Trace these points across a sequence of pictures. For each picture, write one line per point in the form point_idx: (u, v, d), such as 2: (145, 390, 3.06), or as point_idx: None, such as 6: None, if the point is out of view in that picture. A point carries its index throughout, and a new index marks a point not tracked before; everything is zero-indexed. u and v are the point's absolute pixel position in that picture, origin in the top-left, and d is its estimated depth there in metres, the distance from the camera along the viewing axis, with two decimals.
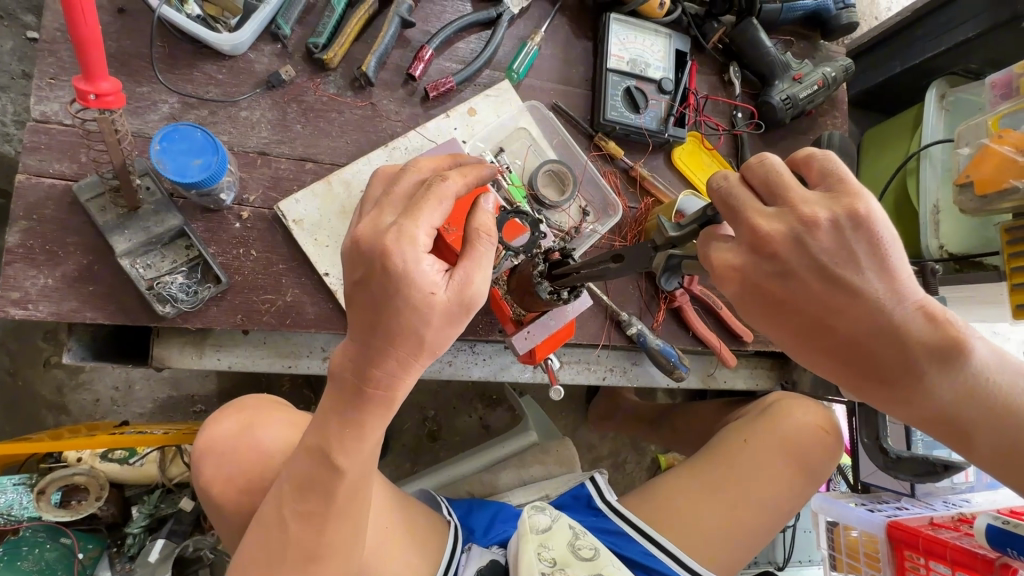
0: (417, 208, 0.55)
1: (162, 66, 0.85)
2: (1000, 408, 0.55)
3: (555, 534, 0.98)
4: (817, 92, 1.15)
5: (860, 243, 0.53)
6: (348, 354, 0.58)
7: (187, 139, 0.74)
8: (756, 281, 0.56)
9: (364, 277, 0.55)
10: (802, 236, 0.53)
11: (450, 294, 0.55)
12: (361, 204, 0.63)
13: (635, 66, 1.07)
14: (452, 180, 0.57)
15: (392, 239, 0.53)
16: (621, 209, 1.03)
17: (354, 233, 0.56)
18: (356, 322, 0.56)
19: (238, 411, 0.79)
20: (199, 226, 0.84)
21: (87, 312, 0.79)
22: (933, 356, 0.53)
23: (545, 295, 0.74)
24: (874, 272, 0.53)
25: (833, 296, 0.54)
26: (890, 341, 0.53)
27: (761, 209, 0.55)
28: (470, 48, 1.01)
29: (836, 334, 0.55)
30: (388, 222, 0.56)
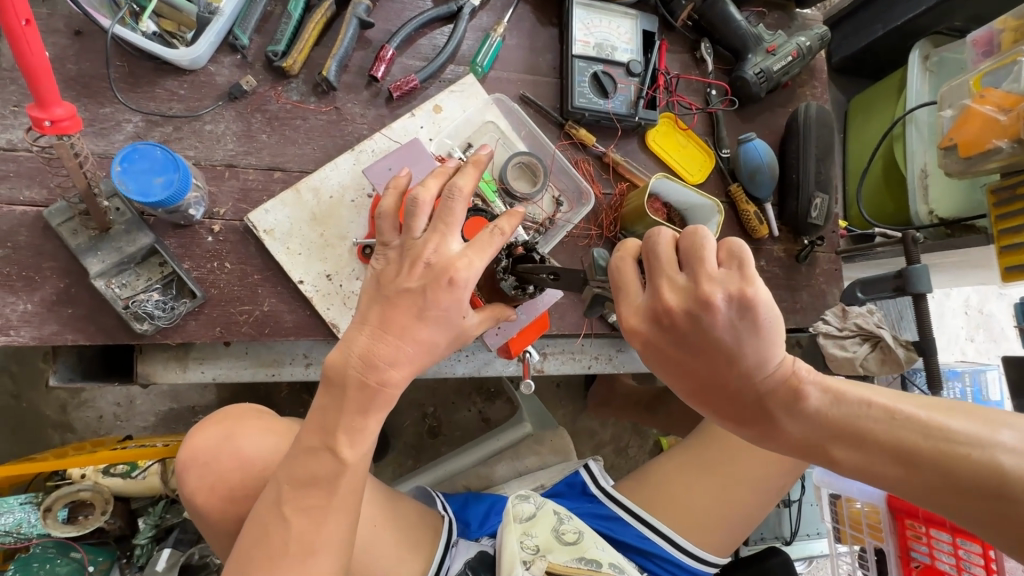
0: (485, 246, 0.62)
1: (123, 85, 0.86)
2: (866, 449, 0.55)
3: (540, 521, 1.04)
4: (791, 64, 1.13)
5: (731, 314, 0.56)
6: (369, 334, 0.62)
7: (147, 158, 0.73)
8: (650, 340, 0.61)
9: (420, 287, 0.61)
10: (693, 309, 0.57)
11: (471, 326, 0.66)
12: (412, 200, 0.64)
13: (601, 50, 1.05)
14: (510, 231, 0.64)
15: (460, 268, 0.61)
16: (593, 197, 1.01)
17: (424, 249, 0.62)
18: (396, 319, 0.61)
19: (218, 422, 0.79)
20: (173, 242, 0.85)
21: (68, 335, 0.80)
22: (785, 405, 0.57)
23: (509, 289, 0.72)
24: (742, 331, 0.56)
25: (692, 353, 0.59)
26: (744, 388, 0.59)
27: (670, 279, 0.59)
28: (433, 44, 1.00)
29: (706, 383, 0.60)
30: (454, 248, 0.63)
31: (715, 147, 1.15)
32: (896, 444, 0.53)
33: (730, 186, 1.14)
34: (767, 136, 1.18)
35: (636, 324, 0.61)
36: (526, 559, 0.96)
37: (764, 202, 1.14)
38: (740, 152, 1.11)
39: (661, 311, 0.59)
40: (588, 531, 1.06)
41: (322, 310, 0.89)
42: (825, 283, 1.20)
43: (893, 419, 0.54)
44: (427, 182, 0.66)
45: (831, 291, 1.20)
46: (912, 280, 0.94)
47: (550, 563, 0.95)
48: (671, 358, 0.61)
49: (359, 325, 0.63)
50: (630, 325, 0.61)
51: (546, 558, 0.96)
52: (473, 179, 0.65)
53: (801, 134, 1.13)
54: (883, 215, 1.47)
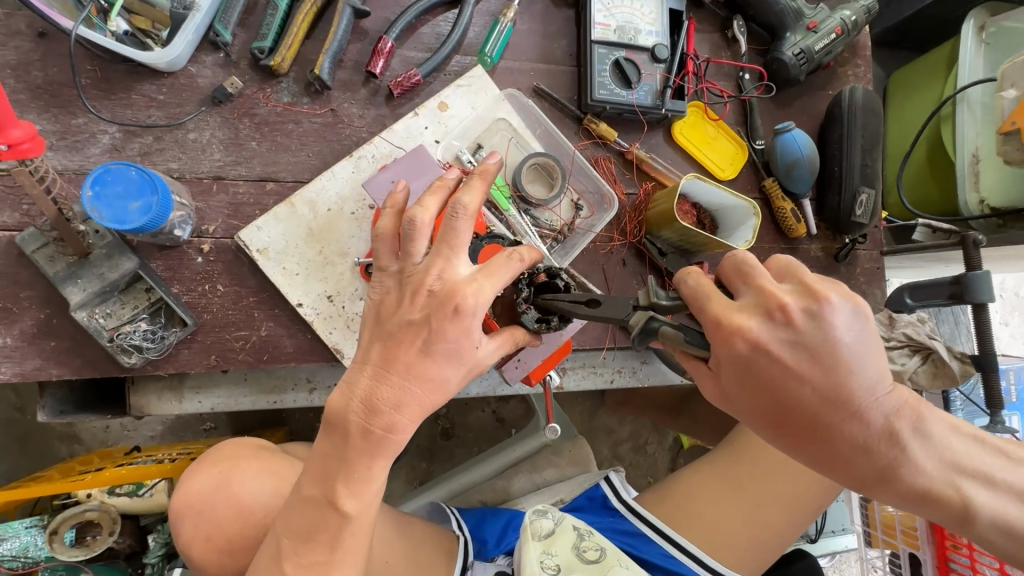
0: (495, 269, 0.53)
1: (94, 92, 0.77)
2: (964, 474, 0.54)
3: (560, 537, 0.98)
4: (835, 42, 1.02)
5: (857, 327, 0.50)
6: (371, 375, 0.53)
7: (121, 179, 0.66)
8: (766, 350, 0.51)
9: (424, 318, 0.51)
10: (815, 315, 0.50)
11: (484, 355, 0.55)
12: (408, 223, 0.53)
13: (623, 33, 0.95)
14: (528, 258, 0.55)
15: (467, 294, 0.51)
16: (616, 201, 0.92)
17: (427, 276, 0.52)
18: (401, 356, 0.52)
19: (213, 464, 0.73)
20: (159, 265, 0.78)
21: (51, 369, 0.75)
22: (907, 428, 0.52)
23: (531, 322, 0.63)
24: (868, 346, 0.51)
25: (820, 370, 0.50)
26: (869, 412, 0.51)
27: (779, 288, 0.52)
28: (436, 32, 0.91)
29: (829, 409, 0.51)
30: (463, 274, 0.52)
31: (749, 138, 1.04)
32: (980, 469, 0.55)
33: (764, 181, 1.04)
34: (805, 124, 1.07)
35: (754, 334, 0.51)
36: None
37: (802, 198, 1.04)
38: (778, 144, 1.01)
39: (780, 316, 0.51)
40: (611, 546, 1.01)
41: (325, 334, 0.82)
42: (866, 284, 1.11)
43: (974, 440, 0.56)
44: (425, 202, 0.54)
45: (872, 292, 1.11)
46: (971, 287, 0.85)
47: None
48: (790, 378, 0.51)
49: (357, 367, 0.54)
50: (732, 324, 0.51)
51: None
52: (479, 195, 0.54)
53: (844, 120, 1.02)
54: (927, 202, 1.35)
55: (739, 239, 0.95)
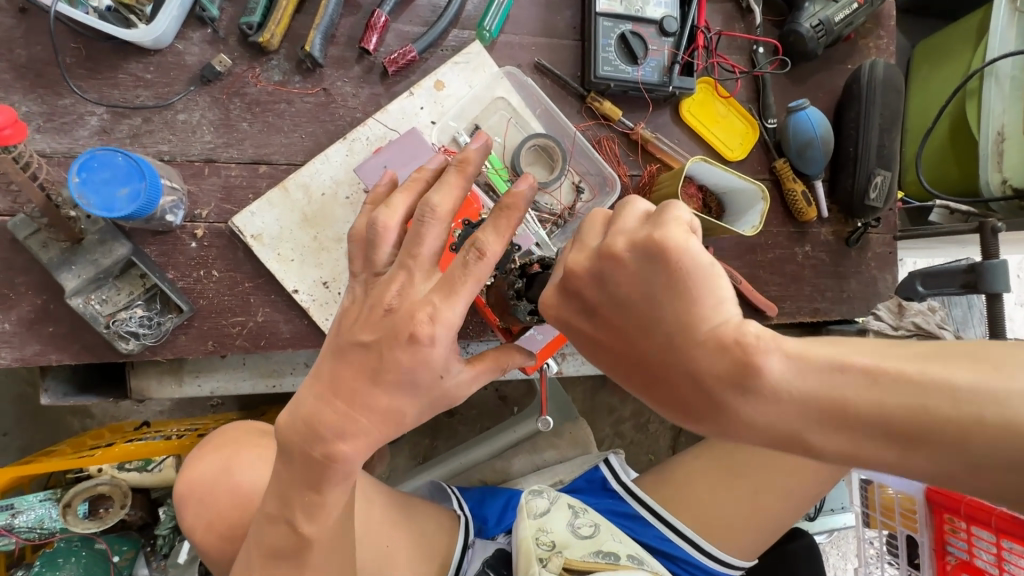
0: (454, 288, 0.50)
1: (80, 72, 0.75)
2: (850, 417, 0.35)
3: (554, 515, 1.00)
4: (856, 12, 0.96)
5: (645, 271, 0.39)
6: (317, 395, 0.52)
7: (108, 166, 0.64)
8: (571, 322, 0.44)
9: (376, 341, 0.50)
10: (603, 271, 0.41)
11: (451, 385, 0.54)
12: (372, 227, 0.54)
13: (630, 5, 0.90)
14: (493, 253, 0.50)
15: (422, 323, 0.49)
16: (619, 184, 0.89)
17: (385, 295, 0.51)
18: (348, 382, 0.51)
19: (215, 450, 0.75)
20: (154, 250, 0.78)
21: (51, 354, 0.75)
22: (728, 376, 0.37)
23: (524, 315, 0.61)
24: (663, 287, 0.39)
25: (600, 320, 0.42)
26: (681, 372, 0.39)
27: (586, 243, 0.43)
28: (432, 4, 0.86)
29: (615, 354, 0.42)
30: (419, 292, 0.51)
31: (761, 116, 1.00)
32: (918, 424, 0.33)
33: (775, 161, 1.00)
34: (819, 101, 1.03)
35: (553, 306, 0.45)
36: (543, 555, 0.92)
37: (814, 180, 1.00)
38: (790, 123, 0.96)
39: (571, 282, 0.43)
40: (604, 523, 1.03)
41: (321, 321, 0.82)
42: (876, 269, 1.08)
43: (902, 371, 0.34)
44: (393, 203, 0.54)
45: (883, 278, 1.08)
46: (987, 277, 0.83)
47: (567, 559, 0.91)
48: (590, 343, 0.44)
49: (309, 380, 0.53)
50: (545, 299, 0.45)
51: (563, 554, 0.93)
52: (451, 195, 0.52)
53: (862, 98, 0.97)
54: (945, 182, 1.30)
55: (746, 224, 0.91)
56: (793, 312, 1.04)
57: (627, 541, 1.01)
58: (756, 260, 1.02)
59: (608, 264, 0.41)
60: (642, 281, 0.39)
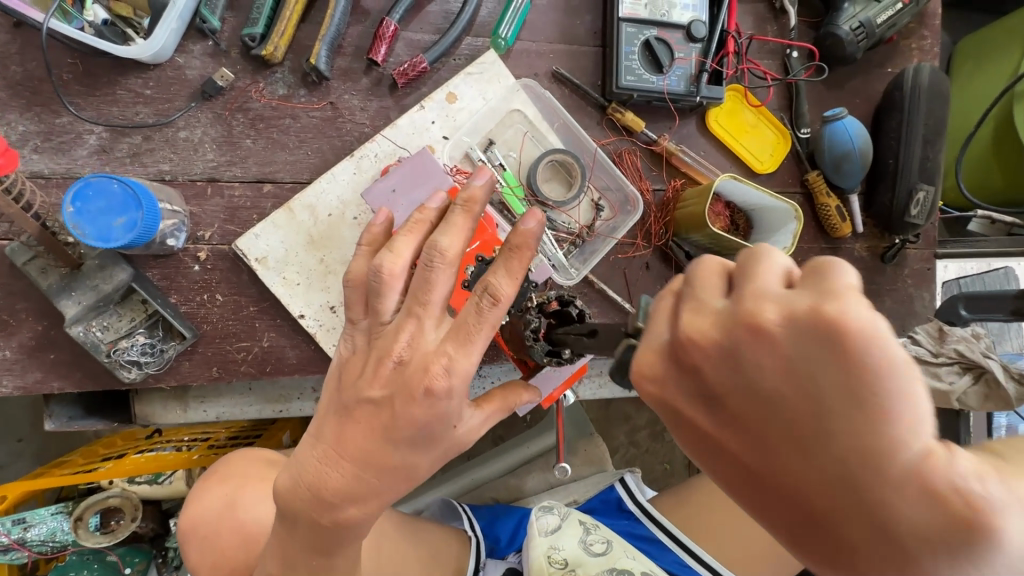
0: (467, 338, 0.48)
1: (77, 88, 0.72)
2: None
3: (566, 532, 0.97)
4: (901, 13, 0.89)
5: (809, 362, 0.25)
6: (322, 457, 0.51)
7: (103, 194, 0.60)
8: (672, 409, 0.31)
9: (385, 397, 0.49)
10: (737, 352, 0.27)
11: (465, 432, 0.52)
12: (376, 274, 0.51)
13: (656, 8, 0.84)
14: (506, 296, 0.49)
15: (437, 376, 0.48)
16: (641, 204, 0.83)
17: (395, 344, 0.49)
18: (355, 443, 0.50)
19: (221, 482, 0.74)
20: (156, 274, 0.75)
21: (53, 382, 0.73)
22: (942, 537, 0.23)
23: (541, 357, 0.57)
24: (837, 394, 0.24)
25: (721, 421, 0.29)
26: (857, 519, 0.25)
27: (702, 302, 0.30)
28: (444, 11, 0.81)
29: (739, 471, 0.29)
30: (431, 340, 0.49)
31: (793, 126, 0.94)
32: None
33: (808, 174, 0.94)
34: (856, 109, 0.96)
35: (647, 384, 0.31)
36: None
37: (849, 194, 0.94)
38: (825, 133, 0.90)
39: (680, 352, 0.30)
40: (617, 539, 0.99)
41: (328, 347, 0.78)
42: (913, 286, 1.02)
43: None
44: (397, 246, 0.52)
45: (920, 296, 1.02)
46: None
47: None
48: (698, 446, 0.30)
49: (312, 441, 0.52)
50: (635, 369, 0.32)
51: None
52: (458, 237, 0.51)
53: (904, 105, 0.90)
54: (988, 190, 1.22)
55: (777, 245, 0.85)
56: None
57: (641, 557, 0.96)
58: None
59: (743, 338, 0.27)
60: (798, 372, 0.25)
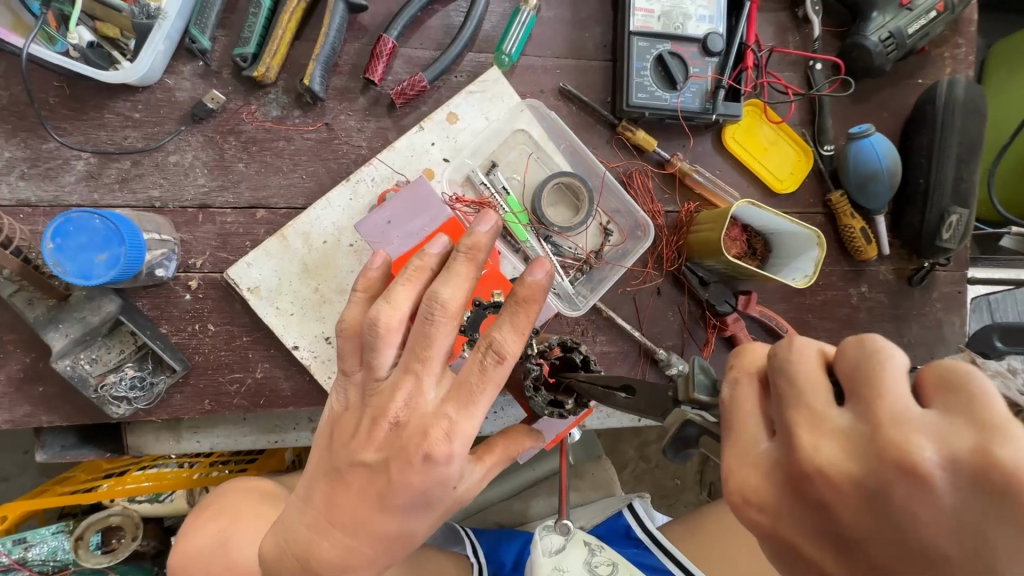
0: (470, 399, 0.43)
1: (64, 112, 0.69)
2: None
3: (571, 554, 0.94)
4: (934, 22, 0.83)
5: (963, 506, 0.25)
6: (312, 522, 0.47)
7: (85, 230, 0.58)
8: (789, 534, 0.30)
9: (380, 462, 0.45)
10: (879, 489, 0.27)
11: (465, 491, 0.48)
12: (371, 328, 0.44)
13: (669, 21, 0.79)
14: (513, 353, 0.43)
15: (436, 442, 0.43)
16: (652, 232, 0.78)
17: (390, 405, 0.44)
18: (347, 510, 0.46)
19: (214, 520, 0.69)
20: (146, 303, 0.72)
21: (41, 416, 0.71)
22: None
23: (542, 408, 0.53)
24: (997, 547, 0.24)
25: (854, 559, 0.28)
26: None
27: (819, 414, 0.30)
28: (445, 26, 0.77)
29: None
30: (431, 400, 0.44)
31: (816, 142, 0.88)
32: None
33: (830, 194, 0.89)
34: (883, 124, 0.90)
35: (753, 498, 0.31)
36: None
37: (876, 215, 0.88)
38: (851, 151, 0.84)
39: (803, 478, 0.29)
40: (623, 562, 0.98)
41: (323, 380, 0.75)
42: (942, 310, 0.96)
43: None
44: (394, 296, 0.46)
45: (950, 322, 0.96)
46: None
47: None
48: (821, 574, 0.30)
49: (302, 505, 0.49)
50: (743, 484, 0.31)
51: None
52: (462, 287, 0.45)
53: (938, 120, 0.84)
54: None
55: (796, 273, 0.80)
56: None
57: None
58: (804, 304, 0.91)
59: (893, 481, 0.26)
60: (957, 525, 0.25)
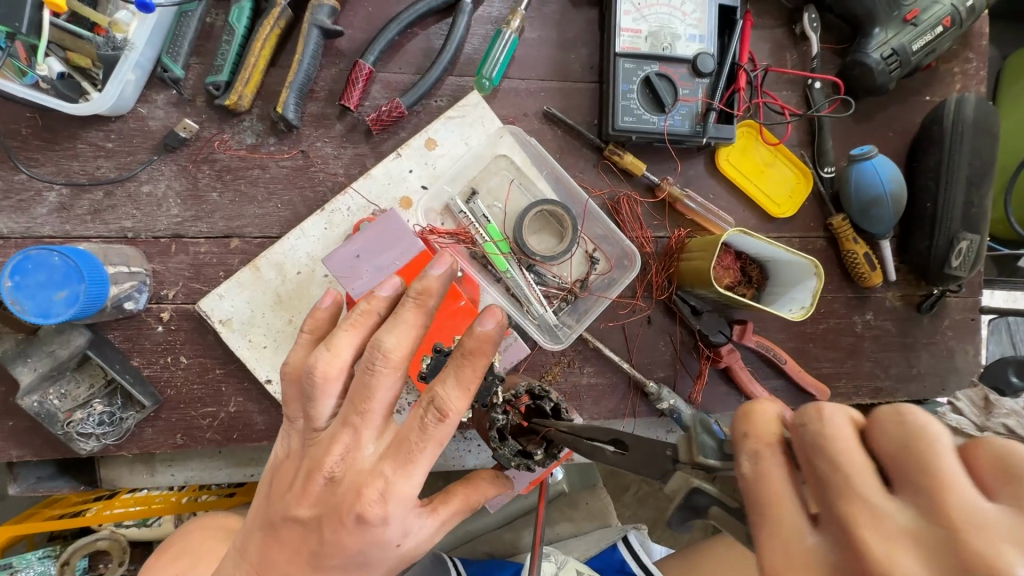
0: (408, 458, 0.41)
1: (37, 143, 0.69)
2: None
3: None
4: (941, 38, 0.78)
5: None
6: (250, 574, 0.46)
7: (43, 267, 0.56)
8: None
9: (313, 519, 0.43)
10: None
11: (414, 546, 0.44)
12: (310, 377, 0.43)
13: (658, 41, 0.76)
14: (457, 412, 0.41)
15: (370, 503, 0.40)
16: (639, 261, 0.74)
17: (325, 459, 0.42)
18: (282, 566, 0.44)
19: (177, 557, 0.66)
20: (117, 336, 0.71)
21: (11, 450, 0.70)
22: None
23: (509, 460, 0.50)
24: None
25: None
26: None
27: (873, 505, 0.26)
28: (425, 49, 0.75)
29: None
30: (368, 457, 0.42)
31: (817, 164, 0.84)
32: None
33: (831, 218, 0.84)
34: (888, 143, 0.86)
35: None
36: None
37: (880, 240, 0.84)
38: (852, 174, 0.80)
39: None
40: None
41: None
42: (954, 339, 0.90)
43: None
44: (336, 343, 0.44)
45: (963, 351, 0.90)
46: None
47: None
48: None
49: (237, 557, 0.47)
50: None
51: None
52: (407, 335, 0.43)
53: (945, 141, 0.80)
54: None
55: (793, 304, 0.75)
56: (848, 392, 0.88)
57: None
58: (805, 333, 0.87)
59: None
60: None
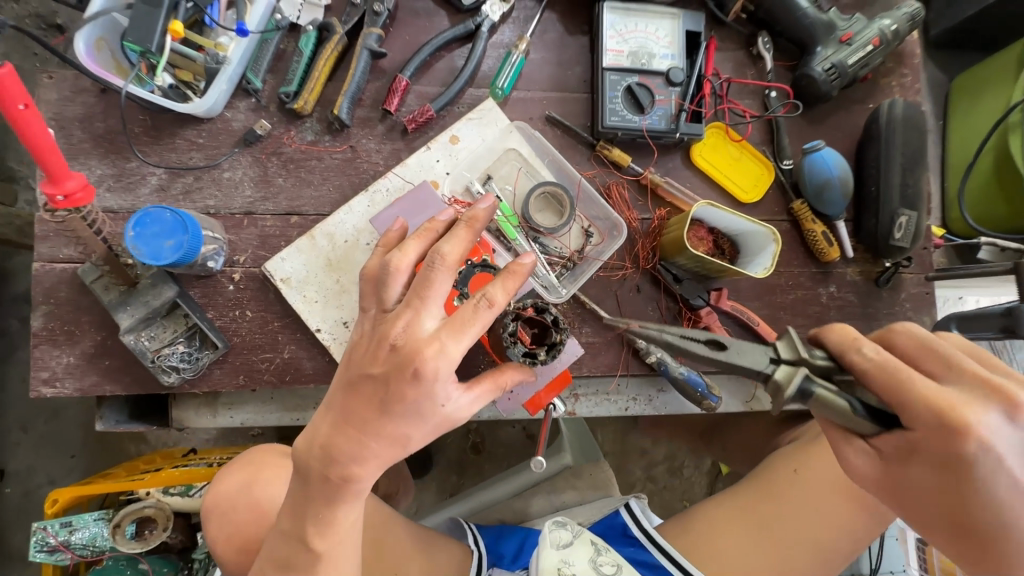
0: (461, 326, 0.55)
1: (145, 139, 0.87)
2: None
3: (577, 548, 0.99)
4: (872, 54, 0.95)
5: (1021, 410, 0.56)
6: (330, 423, 0.57)
7: (158, 222, 0.73)
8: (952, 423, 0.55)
9: (384, 374, 0.55)
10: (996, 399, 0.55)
11: (453, 411, 0.57)
12: (387, 267, 0.59)
13: (637, 59, 0.94)
14: (501, 303, 0.56)
15: (428, 358, 0.53)
16: (627, 229, 0.91)
17: (392, 329, 0.56)
18: (359, 410, 0.56)
19: (242, 466, 0.80)
20: (197, 292, 0.86)
21: (105, 385, 0.84)
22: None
23: (518, 357, 0.64)
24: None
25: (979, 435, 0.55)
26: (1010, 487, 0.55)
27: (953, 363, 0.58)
28: (450, 67, 0.94)
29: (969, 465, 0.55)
30: (428, 328, 0.55)
31: (776, 157, 1.00)
32: None
33: (792, 203, 1.00)
34: (837, 141, 1.02)
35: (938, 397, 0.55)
36: None
37: (835, 220, 0.98)
38: (805, 164, 0.96)
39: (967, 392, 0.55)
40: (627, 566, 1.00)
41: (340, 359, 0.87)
42: (912, 310, 1.03)
43: None
44: (406, 247, 0.60)
45: (920, 320, 1.03)
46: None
47: None
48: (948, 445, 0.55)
49: (321, 412, 0.59)
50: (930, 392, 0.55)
51: None
52: (461, 244, 0.58)
53: (882, 137, 0.95)
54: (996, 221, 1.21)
55: (758, 266, 0.90)
56: None
57: None
58: (776, 302, 1.00)
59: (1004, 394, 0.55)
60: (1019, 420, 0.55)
